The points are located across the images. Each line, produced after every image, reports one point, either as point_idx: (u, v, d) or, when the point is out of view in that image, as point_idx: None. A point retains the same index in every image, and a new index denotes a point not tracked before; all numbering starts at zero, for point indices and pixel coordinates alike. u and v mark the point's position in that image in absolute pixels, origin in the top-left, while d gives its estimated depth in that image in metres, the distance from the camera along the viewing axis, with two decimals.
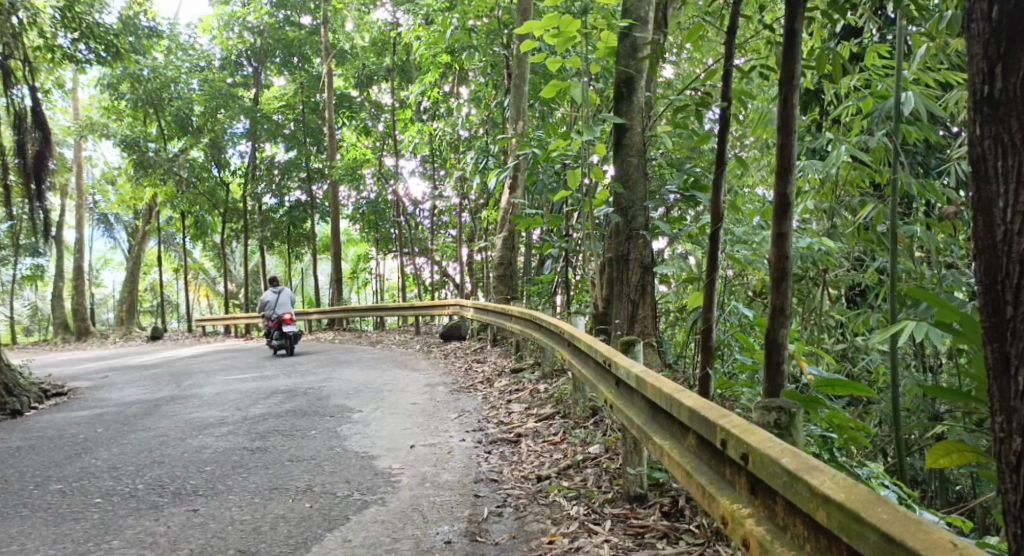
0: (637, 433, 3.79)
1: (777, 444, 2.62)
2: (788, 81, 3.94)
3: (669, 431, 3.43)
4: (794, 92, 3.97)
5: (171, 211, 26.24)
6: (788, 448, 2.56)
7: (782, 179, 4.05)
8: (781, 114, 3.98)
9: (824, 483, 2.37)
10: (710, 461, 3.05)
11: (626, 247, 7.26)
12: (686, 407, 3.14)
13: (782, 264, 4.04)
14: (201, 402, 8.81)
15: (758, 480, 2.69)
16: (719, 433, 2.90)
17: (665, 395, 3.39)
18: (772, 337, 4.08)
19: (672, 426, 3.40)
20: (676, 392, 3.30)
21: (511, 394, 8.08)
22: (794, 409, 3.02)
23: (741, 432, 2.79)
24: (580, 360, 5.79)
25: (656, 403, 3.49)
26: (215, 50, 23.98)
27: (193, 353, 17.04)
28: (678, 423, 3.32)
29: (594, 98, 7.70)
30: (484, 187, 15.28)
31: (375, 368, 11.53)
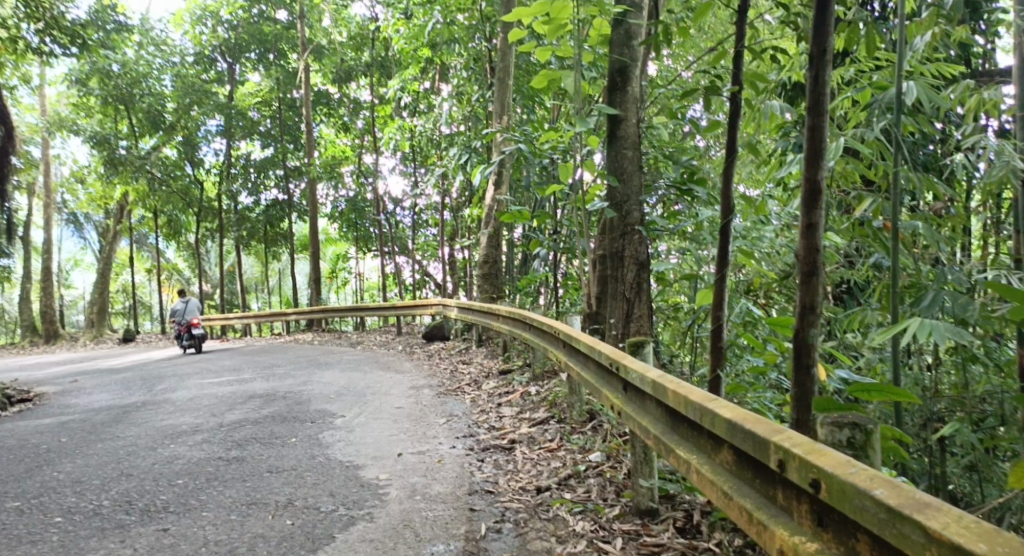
0: (652, 443, 3.56)
1: (862, 472, 2.54)
2: (821, 55, 3.74)
3: (693, 444, 3.27)
4: (827, 67, 3.76)
5: (143, 210, 25.70)
6: (882, 479, 2.48)
7: (812, 162, 3.80)
8: (812, 93, 3.73)
9: (947, 525, 2.31)
10: (753, 482, 2.95)
11: (621, 244, 6.98)
12: (725, 420, 3.00)
13: (813, 255, 3.78)
14: (174, 407, 8.43)
15: (830, 512, 2.61)
16: (773, 454, 2.78)
17: (691, 405, 3.20)
18: (800, 337, 3.80)
19: (697, 436, 3.26)
20: (706, 400, 3.15)
21: (500, 397, 7.76)
22: (866, 427, 2.95)
23: (806, 454, 2.69)
24: (576, 362, 5.49)
25: (679, 413, 3.30)
26: (189, 45, 23.45)
27: (167, 355, 16.57)
28: (707, 435, 3.19)
29: (585, 89, 7.41)
30: (467, 184, 14.95)
31: (357, 370, 11.18)
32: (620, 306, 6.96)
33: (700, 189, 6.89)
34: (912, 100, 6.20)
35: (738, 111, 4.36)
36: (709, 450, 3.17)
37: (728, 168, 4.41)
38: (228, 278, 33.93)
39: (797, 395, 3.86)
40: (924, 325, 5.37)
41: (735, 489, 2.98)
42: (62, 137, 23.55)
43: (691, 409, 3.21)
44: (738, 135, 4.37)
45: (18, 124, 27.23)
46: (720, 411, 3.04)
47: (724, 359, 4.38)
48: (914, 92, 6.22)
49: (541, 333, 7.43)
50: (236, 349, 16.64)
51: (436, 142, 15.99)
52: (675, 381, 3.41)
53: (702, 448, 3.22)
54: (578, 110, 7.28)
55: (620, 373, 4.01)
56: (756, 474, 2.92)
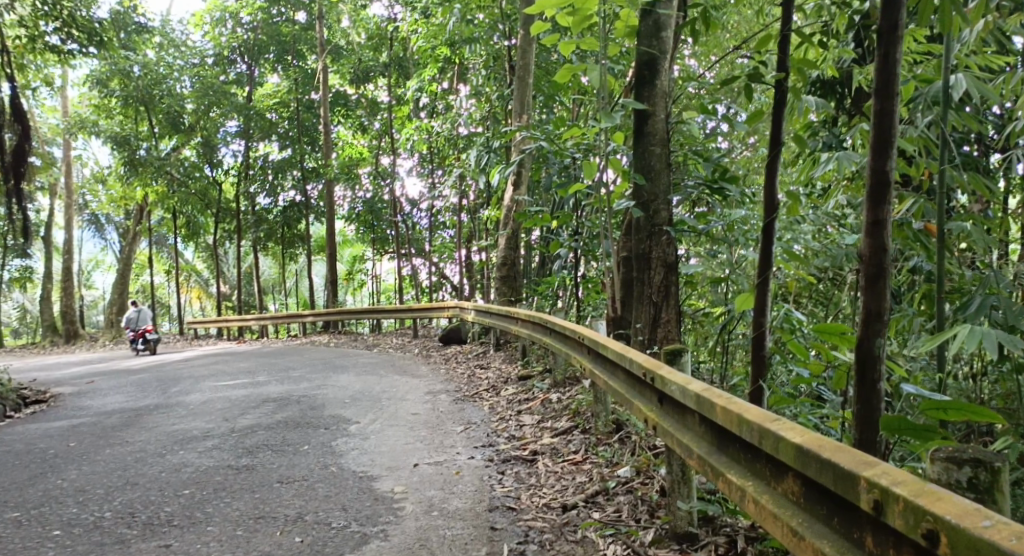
0: (696, 464, 3.24)
1: (990, 522, 2.14)
2: (892, 32, 3.41)
3: (752, 470, 2.92)
4: (898, 45, 3.42)
5: (162, 211, 25.57)
6: (1018, 533, 2.08)
7: (880, 153, 3.47)
8: (883, 74, 3.41)
9: None
10: (828, 519, 2.58)
11: (647, 245, 6.68)
12: (795, 446, 2.64)
13: (880, 257, 3.47)
14: (186, 411, 8.18)
15: None
16: (862, 490, 2.40)
17: (751, 424, 2.85)
18: (866, 349, 3.49)
19: (756, 462, 2.91)
20: (768, 421, 2.79)
21: (520, 404, 7.45)
22: (976, 466, 2.56)
23: (907, 492, 2.30)
24: (602, 369, 5.18)
25: (734, 433, 2.96)
26: (208, 46, 23.29)
27: (183, 357, 16.37)
28: (768, 462, 2.83)
29: (612, 84, 7.09)
30: (486, 185, 14.65)
31: (372, 374, 10.89)
32: (646, 311, 6.65)
33: (733, 187, 6.55)
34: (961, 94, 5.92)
35: (785, 101, 4.06)
36: (771, 478, 2.82)
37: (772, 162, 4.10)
38: (246, 279, 33.78)
39: (863, 414, 3.53)
40: (974, 331, 4.91)
41: (807, 527, 2.61)
42: (82, 138, 23.45)
43: (749, 431, 2.86)
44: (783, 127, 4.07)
45: (39, 125, 27.18)
46: (789, 436, 2.67)
47: (767, 368, 4.10)
48: (962, 85, 5.92)
49: (562, 337, 7.13)
50: (252, 351, 16.40)
51: (455, 143, 15.70)
52: (726, 399, 3.06)
53: (763, 476, 2.86)
54: (603, 105, 6.97)
55: (656, 384, 3.69)
56: (832, 512, 2.55)
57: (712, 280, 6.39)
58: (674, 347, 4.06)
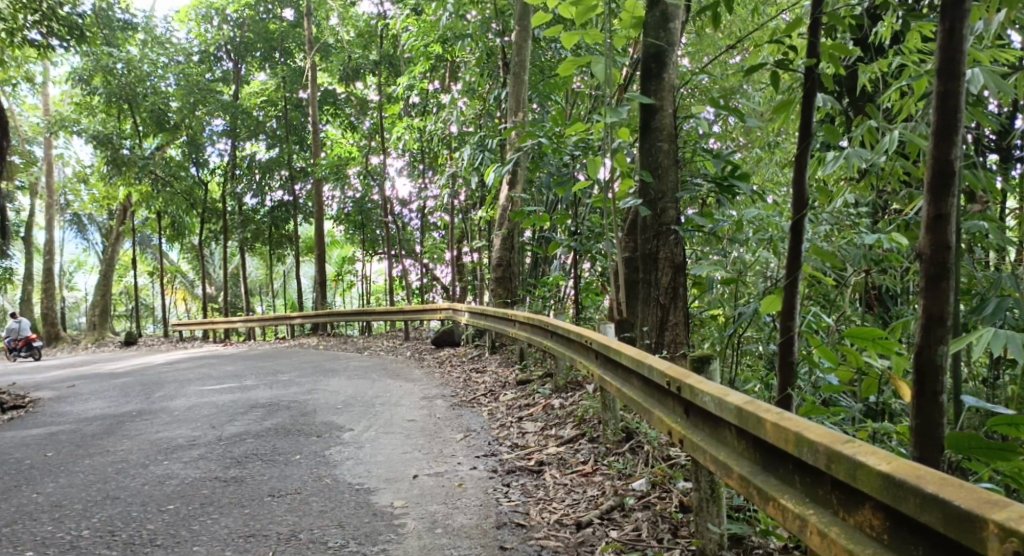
0: (738, 485, 2.97)
1: None
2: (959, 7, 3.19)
3: (815, 497, 2.64)
4: (965, 21, 3.20)
5: (147, 211, 25.10)
6: None
7: (944, 140, 3.24)
8: (947, 53, 3.19)
9: None
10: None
11: (655, 245, 6.44)
12: (880, 475, 2.34)
13: (943, 255, 3.24)
14: (171, 418, 7.85)
15: None
16: (981, 533, 2.10)
17: (820, 447, 2.56)
18: (926, 357, 3.27)
19: (818, 488, 2.63)
20: (840, 444, 2.50)
21: (521, 410, 7.18)
22: None
23: None
24: (614, 375, 4.93)
25: (795, 456, 2.67)
26: (193, 43, 22.86)
27: (168, 360, 15.97)
28: (835, 489, 2.55)
29: (618, 77, 6.82)
30: (480, 185, 14.37)
31: (364, 378, 10.57)
32: (654, 313, 6.39)
33: (743, 185, 6.29)
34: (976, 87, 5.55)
35: (816, 89, 3.83)
36: (840, 508, 2.54)
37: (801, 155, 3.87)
38: (232, 280, 33.31)
39: (921, 432, 3.31)
40: (998, 334, 4.27)
41: None
42: (64, 136, 22.96)
43: (815, 454, 2.57)
44: (813, 118, 3.84)
45: (20, 123, 26.61)
46: (869, 463, 2.39)
47: (795, 377, 3.85)
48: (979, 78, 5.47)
49: (564, 341, 6.86)
50: (238, 354, 16.02)
51: (447, 142, 15.41)
52: (780, 415, 2.77)
53: (828, 505, 2.58)
54: (608, 99, 6.72)
55: (682, 395, 3.43)
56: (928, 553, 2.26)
57: (723, 282, 6.14)
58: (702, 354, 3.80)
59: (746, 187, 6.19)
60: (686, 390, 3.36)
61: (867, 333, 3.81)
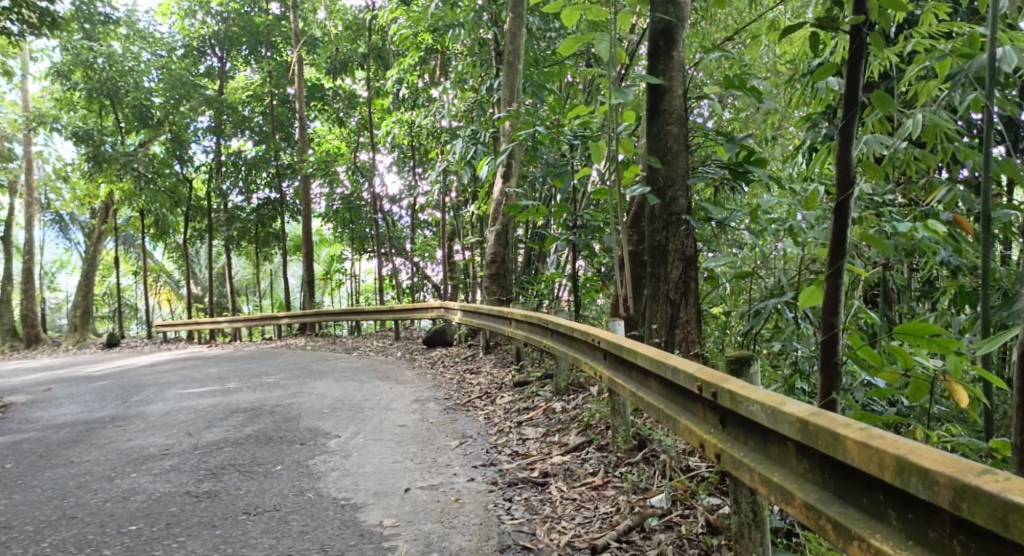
0: (809, 516, 2.53)
1: None
2: None
3: (927, 540, 2.19)
4: None
5: (129, 209, 24.48)
6: None
7: None
8: None
9: None
10: None
11: (663, 236, 5.98)
12: None
13: None
14: (145, 424, 7.33)
15: None
16: None
17: (946, 481, 2.10)
18: None
19: (929, 529, 2.18)
20: (975, 478, 2.06)
21: (521, 413, 6.70)
22: None
23: None
24: (625, 376, 4.47)
25: (903, 489, 2.21)
26: (176, 37, 22.25)
27: (149, 362, 15.37)
28: (957, 531, 2.11)
29: (623, 56, 6.35)
30: (473, 180, 13.89)
31: (352, 380, 10.06)
32: (663, 310, 5.97)
33: (760, 170, 5.83)
34: (1009, 69, 5.33)
35: (865, 50, 3.56)
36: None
37: (844, 128, 3.57)
38: (218, 280, 32.66)
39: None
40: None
41: None
42: (43, 133, 22.34)
43: (934, 489, 2.13)
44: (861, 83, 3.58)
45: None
46: None
47: (839, 380, 3.47)
48: (1009, 57, 5.27)
49: (565, 340, 6.41)
50: (222, 356, 15.43)
51: (438, 136, 14.93)
52: (871, 434, 2.33)
53: (946, 550, 2.13)
54: (612, 79, 6.28)
55: (717, 402, 3.01)
56: None
57: (738, 275, 5.71)
58: (739, 352, 3.39)
59: (762, 172, 5.76)
60: (726, 396, 2.93)
61: (921, 328, 3.40)
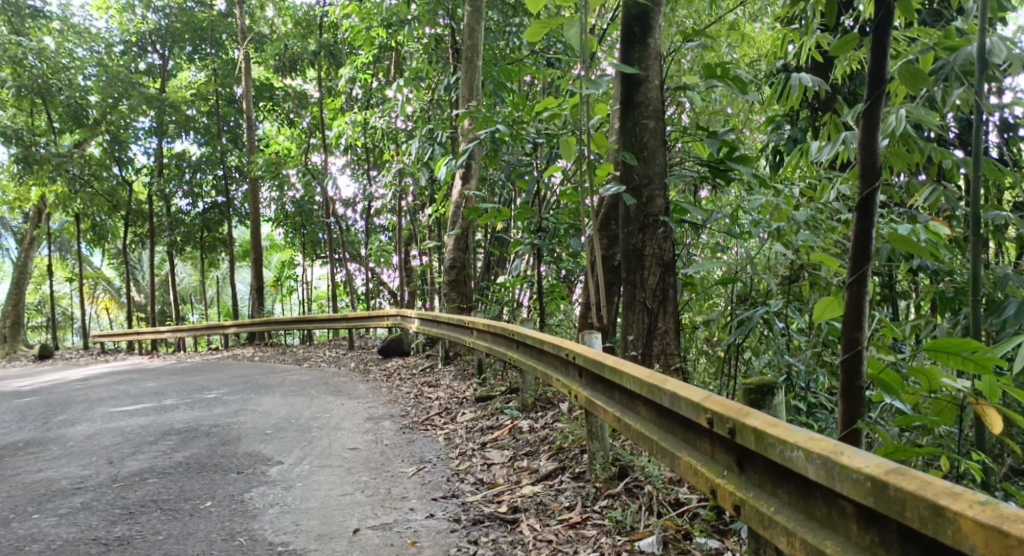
0: None
1: None
2: None
3: None
4: None
5: (63, 214, 23.36)
6: None
7: None
8: None
9: None
10: None
11: (640, 239, 5.50)
12: None
13: None
14: (63, 451, 6.63)
15: None
16: None
17: None
18: None
19: None
20: None
21: (483, 433, 6.16)
22: None
23: None
24: (601, 398, 4.03)
25: None
26: (115, 32, 21.27)
27: (81, 376, 14.43)
28: None
29: (593, 43, 5.84)
30: (430, 182, 13.29)
31: (301, 395, 9.40)
32: (639, 319, 5.49)
33: (744, 168, 5.31)
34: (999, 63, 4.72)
35: (891, 25, 3.26)
36: None
37: (868, 116, 3.28)
38: (161, 287, 31.41)
39: None
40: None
41: None
42: None
43: None
44: (885, 59, 3.27)
45: None
46: None
47: (861, 405, 3.27)
48: (999, 49, 4.67)
49: (532, 353, 5.89)
50: (160, 369, 14.56)
51: (393, 137, 14.29)
52: (1002, 516, 2.08)
53: None
54: (582, 68, 5.75)
55: (741, 440, 2.75)
56: None
57: (722, 281, 5.21)
58: (759, 380, 3.27)
59: (746, 169, 5.26)
60: (751, 436, 2.71)
61: (960, 345, 2.97)
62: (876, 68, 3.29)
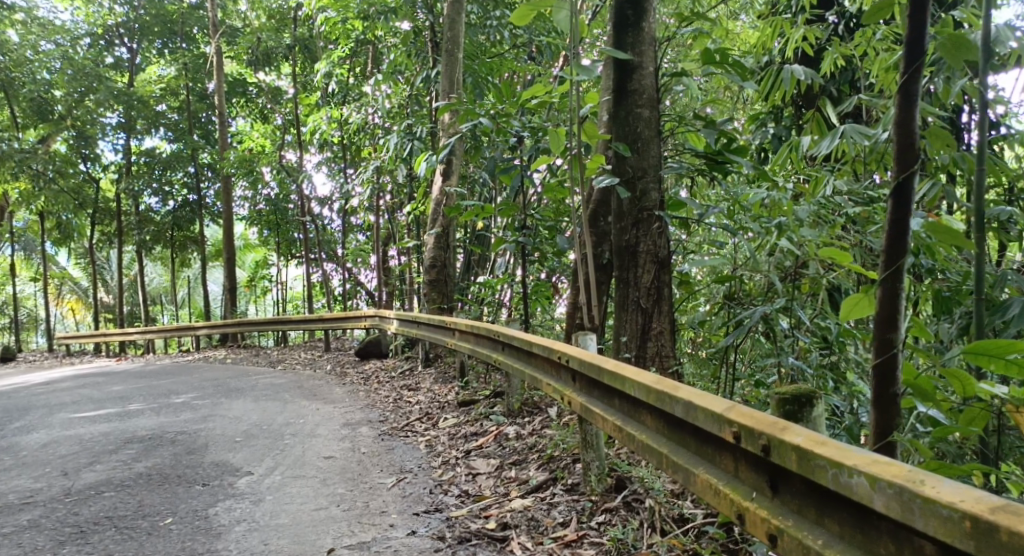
0: None
1: None
2: None
3: None
4: None
5: (28, 212, 22.71)
6: None
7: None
8: None
9: None
10: None
11: (633, 234, 5.20)
12: None
13: None
14: (16, 462, 6.24)
15: None
16: None
17: None
18: None
19: None
20: None
21: (467, 439, 5.85)
22: None
23: None
24: (597, 405, 3.74)
25: None
26: (82, 25, 20.73)
27: (45, 379, 13.92)
28: None
29: (583, 28, 5.56)
30: (409, 179, 12.94)
31: (273, 399, 9.02)
32: (633, 320, 5.20)
33: (744, 159, 5.03)
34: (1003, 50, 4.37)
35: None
36: None
37: (906, 94, 3.12)
38: (131, 288, 30.72)
39: None
40: None
41: None
42: None
43: None
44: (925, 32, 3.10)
45: None
46: None
47: (895, 415, 3.18)
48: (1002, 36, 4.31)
49: (518, 355, 5.57)
50: (128, 371, 14.07)
51: (370, 133, 13.92)
52: None
53: None
54: (572, 54, 5.46)
55: (781, 460, 2.49)
56: None
57: (720, 279, 4.94)
58: (795, 389, 2.96)
59: (746, 160, 4.98)
60: (792, 455, 2.46)
61: (1002, 349, 2.73)
62: (914, 40, 3.13)
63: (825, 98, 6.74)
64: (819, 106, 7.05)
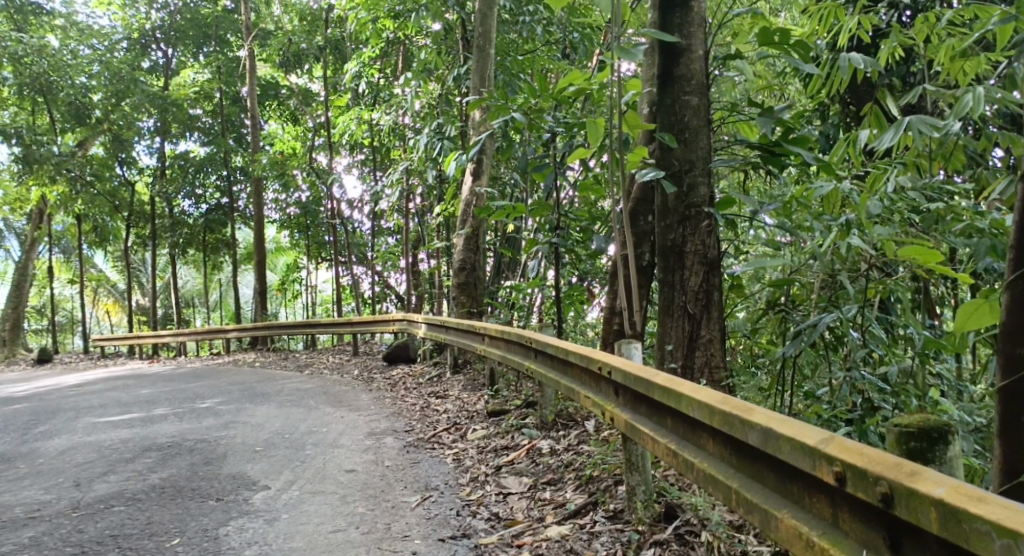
0: None
1: None
2: None
3: None
4: None
5: (64, 215, 22.72)
6: None
7: None
8: None
9: None
10: None
11: (679, 233, 4.75)
12: None
13: None
14: (29, 471, 5.95)
15: None
16: None
17: None
18: None
19: None
20: None
21: (497, 454, 5.44)
22: None
23: None
24: (645, 424, 3.29)
25: None
26: (118, 28, 20.74)
27: (73, 382, 13.74)
28: None
29: (626, 9, 5.13)
30: (439, 180, 12.57)
31: (297, 406, 8.66)
32: (679, 327, 4.75)
33: (806, 150, 4.55)
34: None
35: None
36: None
37: None
38: (164, 291, 30.73)
39: None
40: None
41: None
42: None
43: None
44: None
45: None
46: None
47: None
48: None
49: (553, 364, 5.14)
50: (155, 375, 13.84)
51: (401, 134, 13.61)
52: None
53: None
54: (613, 37, 5.05)
55: (916, 517, 2.05)
56: None
57: (776, 283, 4.47)
58: (925, 423, 2.44)
59: (808, 151, 4.51)
60: (932, 511, 2.02)
61: None
62: None
63: (883, 90, 6.25)
64: (876, 100, 6.54)
